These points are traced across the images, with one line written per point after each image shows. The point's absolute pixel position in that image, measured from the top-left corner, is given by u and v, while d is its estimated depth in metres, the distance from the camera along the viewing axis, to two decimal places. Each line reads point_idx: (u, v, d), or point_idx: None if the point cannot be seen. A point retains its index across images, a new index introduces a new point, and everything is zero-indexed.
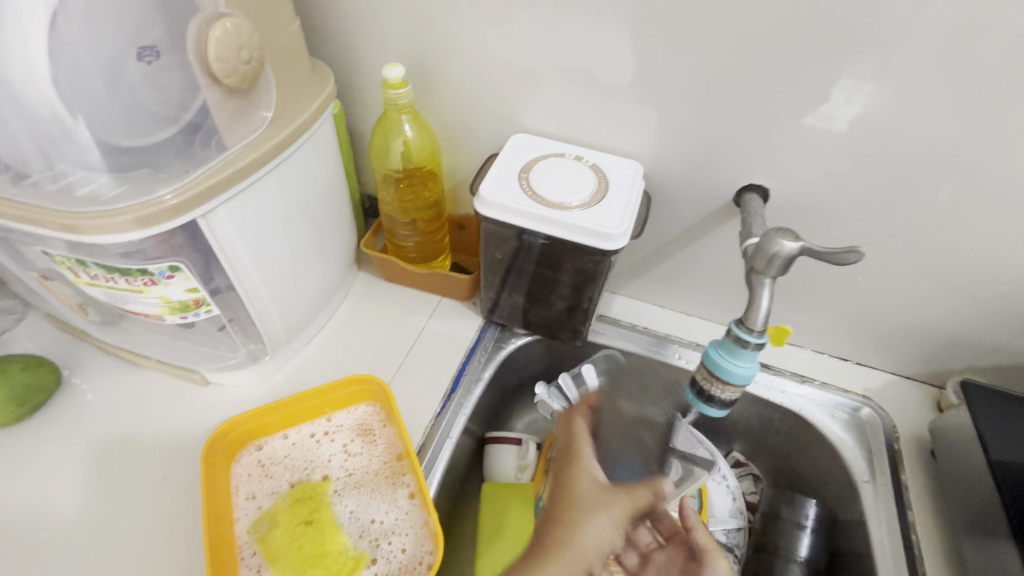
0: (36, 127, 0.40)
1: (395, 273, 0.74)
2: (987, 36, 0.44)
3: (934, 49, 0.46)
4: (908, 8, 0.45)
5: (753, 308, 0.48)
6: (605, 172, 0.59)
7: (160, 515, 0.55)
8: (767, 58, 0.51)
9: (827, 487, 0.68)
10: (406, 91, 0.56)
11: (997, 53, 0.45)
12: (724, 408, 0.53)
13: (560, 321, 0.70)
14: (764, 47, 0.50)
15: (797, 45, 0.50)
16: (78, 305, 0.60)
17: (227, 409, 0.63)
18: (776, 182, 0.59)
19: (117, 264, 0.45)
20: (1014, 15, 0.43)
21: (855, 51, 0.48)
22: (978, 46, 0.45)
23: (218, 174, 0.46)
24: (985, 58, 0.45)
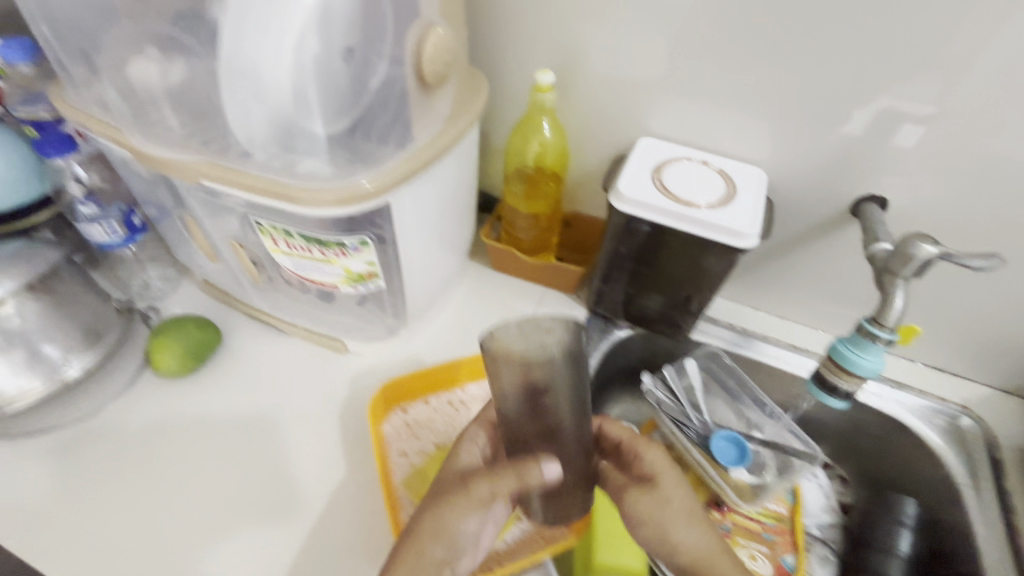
0: (273, 113, 0.46)
1: (508, 262, 0.80)
2: None
3: None
4: None
5: (886, 306, 0.51)
6: (729, 178, 0.63)
7: (318, 463, 0.62)
8: (910, 75, 0.54)
9: (924, 490, 0.69)
10: (552, 95, 0.62)
11: None
12: (845, 400, 0.56)
13: (662, 315, 0.75)
14: (909, 64, 0.53)
15: (943, 64, 0.52)
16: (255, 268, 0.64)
17: (364, 376, 0.70)
18: (896, 194, 0.62)
19: (321, 235, 0.52)
20: None
21: (1002, 72, 0.51)
22: None
23: (405, 164, 0.52)
24: None
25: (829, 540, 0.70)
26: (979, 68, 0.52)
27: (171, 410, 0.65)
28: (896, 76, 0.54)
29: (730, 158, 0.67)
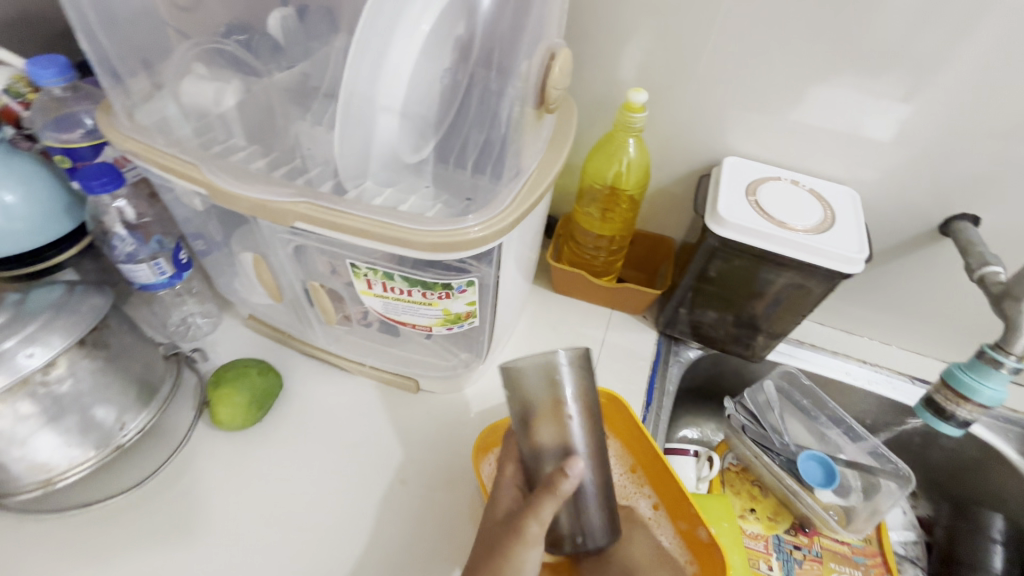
0: None
1: (573, 285, 0.76)
2: None
3: None
4: None
5: (1014, 333, 0.50)
6: (824, 198, 0.61)
7: (406, 518, 0.57)
8: (1021, 95, 0.53)
9: (1005, 504, 0.70)
10: (644, 114, 0.59)
11: None
12: (960, 427, 0.55)
13: (738, 336, 0.73)
14: (1022, 84, 0.52)
15: None
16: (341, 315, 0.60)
17: (440, 416, 0.65)
18: (991, 213, 0.61)
19: (427, 277, 0.46)
20: None
21: None
22: None
23: (517, 206, 0.46)
24: None
25: (916, 559, 0.69)
26: None
27: (234, 466, 0.59)
28: (1006, 96, 0.53)
29: (818, 177, 0.65)
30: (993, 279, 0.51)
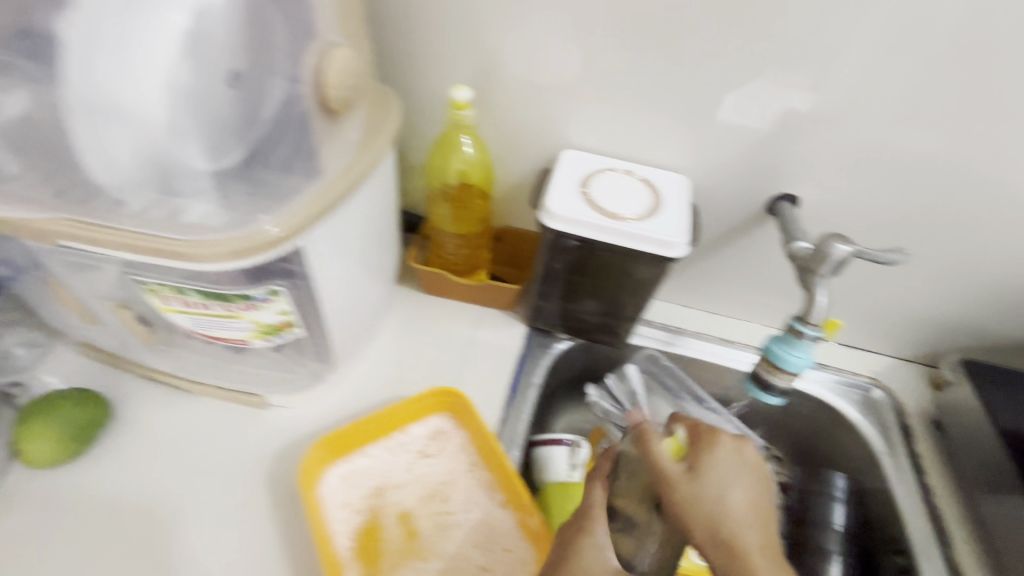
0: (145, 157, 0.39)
1: (438, 284, 0.75)
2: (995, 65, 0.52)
3: (953, 74, 0.53)
4: (934, 39, 0.51)
5: (811, 305, 0.53)
6: (654, 185, 0.63)
7: (245, 541, 0.54)
8: (808, 80, 0.56)
9: (849, 462, 0.75)
10: (470, 112, 0.59)
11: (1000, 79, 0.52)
12: (781, 397, 0.59)
13: (600, 325, 0.75)
14: (806, 70, 0.56)
15: (834, 70, 0.55)
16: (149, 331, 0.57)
17: (290, 431, 0.62)
18: (807, 191, 0.65)
19: (221, 290, 0.45)
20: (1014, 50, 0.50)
21: (886, 76, 0.55)
22: (987, 73, 0.52)
23: (316, 203, 0.46)
24: (991, 84, 0.53)
25: None
26: (865, 72, 0.55)
27: (55, 505, 0.55)
28: (795, 82, 0.57)
29: (653, 165, 0.67)
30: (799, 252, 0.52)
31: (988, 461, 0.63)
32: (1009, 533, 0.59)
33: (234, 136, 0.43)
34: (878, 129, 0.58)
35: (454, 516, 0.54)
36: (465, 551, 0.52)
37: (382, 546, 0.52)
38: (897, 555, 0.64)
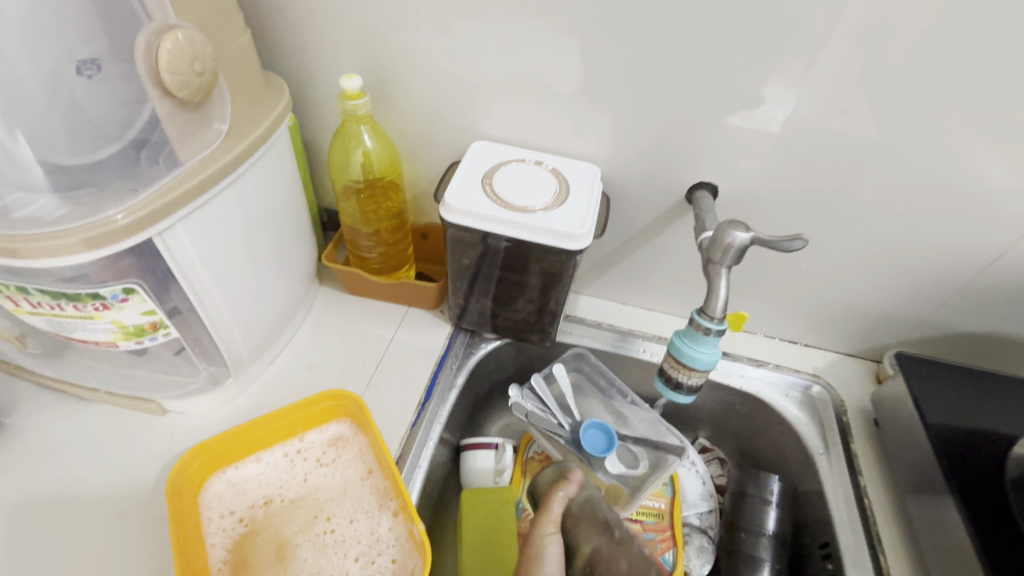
0: None
1: (358, 284, 0.73)
2: (887, 42, 0.50)
3: (847, 54, 0.52)
4: (821, 19, 0.50)
5: (713, 296, 0.51)
6: (563, 176, 0.61)
7: (118, 555, 0.52)
8: (704, 64, 0.55)
9: (787, 463, 0.71)
10: (364, 102, 0.57)
11: (894, 57, 0.51)
12: (691, 394, 0.56)
13: (528, 324, 0.71)
14: (700, 54, 0.55)
15: (728, 53, 0.54)
16: (16, 337, 0.56)
17: (185, 438, 0.60)
18: (724, 179, 0.63)
19: (64, 290, 0.44)
20: (903, 27, 0.49)
21: (780, 58, 0.53)
22: (880, 51, 0.51)
23: (171, 192, 0.45)
24: (886, 62, 0.51)
25: (708, 528, 0.69)
26: (758, 55, 0.54)
27: None
28: (691, 67, 0.56)
29: (567, 156, 0.65)
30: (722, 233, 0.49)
31: (921, 463, 0.60)
32: (935, 535, 0.56)
33: (104, 130, 0.44)
34: (784, 112, 0.57)
35: (338, 526, 0.53)
36: (345, 564, 0.51)
37: (259, 559, 0.51)
38: (826, 561, 0.61)
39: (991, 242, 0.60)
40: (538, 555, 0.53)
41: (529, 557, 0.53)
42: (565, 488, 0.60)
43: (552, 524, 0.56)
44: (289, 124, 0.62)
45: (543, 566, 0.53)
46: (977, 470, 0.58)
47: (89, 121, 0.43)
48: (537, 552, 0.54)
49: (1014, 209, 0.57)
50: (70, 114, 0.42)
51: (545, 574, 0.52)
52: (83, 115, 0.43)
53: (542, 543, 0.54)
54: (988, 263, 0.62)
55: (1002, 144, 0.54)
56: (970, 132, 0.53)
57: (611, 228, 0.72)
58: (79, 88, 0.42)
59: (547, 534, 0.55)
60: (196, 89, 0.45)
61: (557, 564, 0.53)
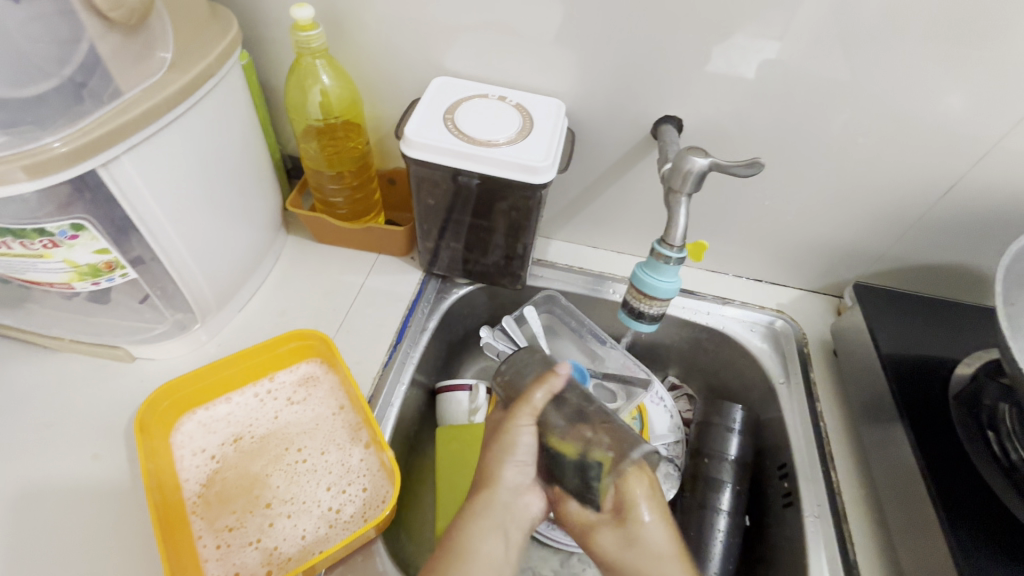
0: None
1: (325, 231, 0.72)
2: None
3: None
4: None
5: (672, 225, 0.53)
6: (527, 111, 0.60)
7: (93, 492, 0.52)
8: None
9: (751, 394, 0.74)
10: (317, 33, 0.56)
11: None
12: (654, 322, 0.59)
13: (497, 267, 0.71)
14: None
15: None
16: None
17: (154, 382, 0.60)
18: (690, 112, 0.62)
19: (8, 225, 0.43)
20: None
21: None
22: None
23: (111, 122, 0.44)
24: None
25: (675, 457, 0.71)
26: None
27: None
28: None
29: (532, 92, 0.64)
30: (695, 150, 0.51)
31: (875, 388, 0.63)
32: (882, 453, 0.60)
33: (41, 67, 0.41)
34: (750, 40, 0.55)
35: (310, 458, 0.55)
36: (316, 492, 0.53)
37: (232, 492, 0.52)
38: (783, 481, 0.64)
39: (948, 170, 0.61)
40: (510, 444, 0.48)
41: (501, 447, 0.48)
42: (555, 380, 0.51)
43: (531, 413, 0.49)
44: (241, 62, 0.60)
45: (514, 454, 0.47)
46: (925, 392, 0.61)
47: (27, 58, 0.40)
48: (507, 439, 0.48)
49: (972, 136, 0.58)
50: (6, 47, 0.39)
51: (517, 461, 0.48)
52: (18, 50, 0.40)
53: (517, 433, 0.48)
54: (944, 191, 0.63)
55: (962, 73, 0.54)
56: (932, 56, 0.53)
57: (579, 169, 0.71)
58: (13, 21, 0.39)
59: (524, 424, 0.49)
60: (131, 11, 0.43)
61: (529, 454, 0.48)
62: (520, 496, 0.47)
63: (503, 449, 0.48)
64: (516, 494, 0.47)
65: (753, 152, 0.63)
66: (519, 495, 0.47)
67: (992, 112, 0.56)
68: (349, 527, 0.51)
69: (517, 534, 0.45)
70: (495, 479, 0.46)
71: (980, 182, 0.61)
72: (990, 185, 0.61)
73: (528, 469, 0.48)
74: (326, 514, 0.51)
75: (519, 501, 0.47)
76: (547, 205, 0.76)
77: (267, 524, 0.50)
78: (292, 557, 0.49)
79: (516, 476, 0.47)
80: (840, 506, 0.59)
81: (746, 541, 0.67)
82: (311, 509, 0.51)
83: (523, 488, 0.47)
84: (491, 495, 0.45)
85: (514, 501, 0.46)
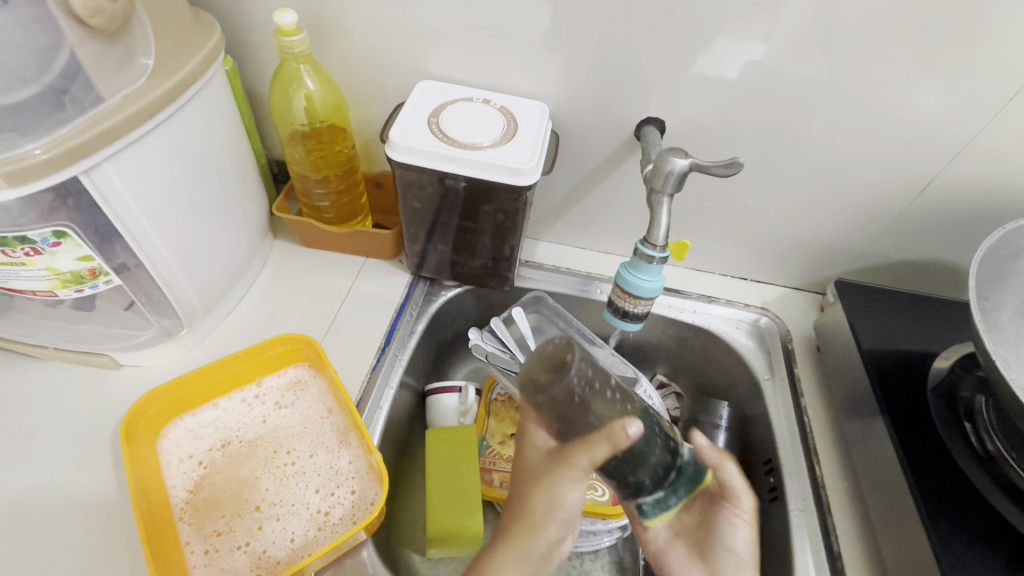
0: None
1: (312, 235, 0.72)
2: None
3: None
4: None
5: (655, 225, 0.54)
6: (511, 114, 0.61)
7: (79, 501, 0.52)
8: None
9: (736, 390, 0.75)
10: (301, 38, 0.56)
11: None
12: (639, 321, 0.60)
13: (485, 269, 0.71)
14: None
15: None
16: None
17: (140, 389, 0.60)
18: (672, 114, 0.63)
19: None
20: None
21: None
22: None
23: (94, 128, 0.44)
24: None
25: None
26: None
27: None
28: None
29: (516, 95, 0.64)
30: (676, 150, 0.52)
31: (857, 382, 0.64)
32: (864, 446, 0.61)
33: (23, 74, 0.41)
34: (727, 43, 0.56)
35: (298, 461, 0.55)
36: (305, 496, 0.53)
37: (220, 498, 0.52)
38: (769, 476, 0.65)
39: (924, 168, 0.63)
40: (558, 500, 0.42)
41: (542, 502, 0.42)
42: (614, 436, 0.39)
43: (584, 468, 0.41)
44: (225, 67, 0.60)
45: (561, 510, 0.42)
46: (904, 385, 0.62)
47: (10, 66, 0.40)
48: (554, 495, 0.42)
49: (946, 134, 0.59)
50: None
51: (561, 520, 0.43)
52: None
53: (564, 491, 0.42)
54: (920, 188, 0.65)
55: (933, 74, 0.55)
56: (904, 57, 0.54)
57: (564, 170, 0.72)
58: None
59: (574, 482, 0.42)
60: (111, 17, 0.43)
61: (579, 510, 0.43)
62: (553, 546, 0.44)
63: (546, 505, 0.42)
64: (554, 544, 0.44)
65: (734, 153, 0.64)
66: (553, 545, 0.44)
67: (962, 112, 0.57)
68: (339, 529, 0.51)
69: (546, 570, 0.44)
70: (534, 527, 0.42)
71: (954, 180, 0.63)
72: (965, 182, 0.63)
73: (569, 522, 0.44)
74: (315, 517, 0.51)
75: (554, 549, 0.44)
76: (533, 207, 0.77)
77: (256, 529, 0.50)
78: (281, 561, 0.49)
79: (556, 531, 0.43)
80: (824, 500, 0.60)
81: None
82: (300, 513, 0.51)
83: (562, 535, 0.44)
84: (528, 544, 0.42)
85: (550, 550, 0.44)
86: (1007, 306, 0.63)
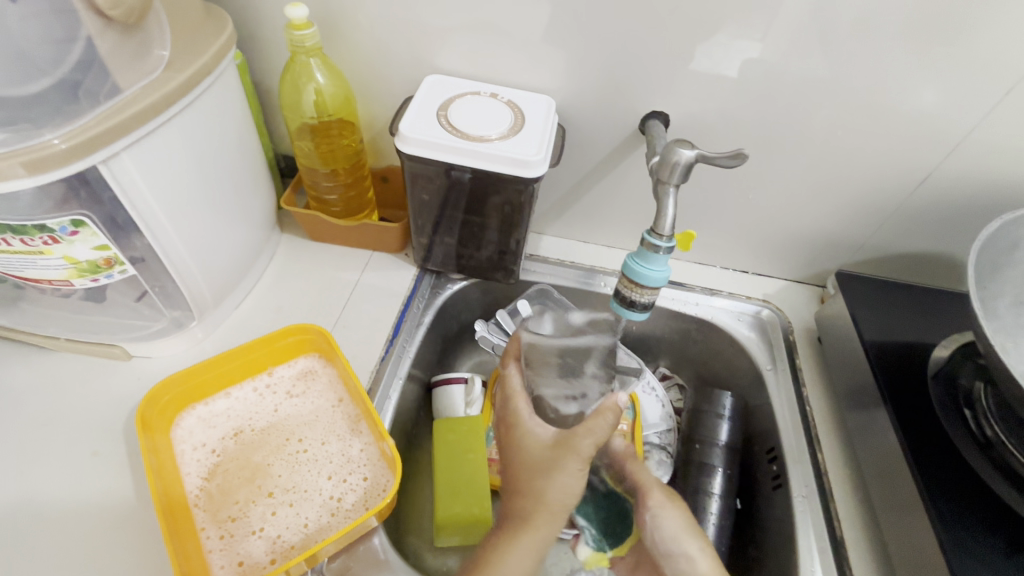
0: None
1: (320, 229, 0.73)
2: None
3: None
4: None
5: (661, 215, 0.55)
6: (518, 108, 0.62)
7: (94, 489, 0.53)
8: None
9: (738, 381, 0.76)
10: (312, 31, 0.57)
11: None
12: (645, 311, 0.60)
13: (490, 262, 0.72)
14: None
15: None
16: None
17: (151, 380, 0.61)
18: (676, 108, 0.64)
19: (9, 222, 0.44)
20: None
21: None
22: None
23: (112, 118, 0.45)
24: None
25: (667, 446, 0.72)
26: None
27: None
28: None
29: (522, 90, 0.65)
30: (683, 140, 0.53)
31: (860, 372, 0.65)
32: (866, 434, 0.62)
33: (39, 64, 0.42)
34: (731, 37, 0.57)
35: (311, 449, 0.55)
36: (318, 483, 0.53)
37: (234, 486, 0.53)
38: (772, 464, 0.66)
39: (923, 161, 0.64)
40: (328, 451, 0.55)
41: (299, 455, 0.55)
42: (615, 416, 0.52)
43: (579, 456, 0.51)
44: (236, 61, 0.61)
45: (315, 457, 0.55)
46: (905, 374, 0.63)
47: (28, 55, 0.41)
48: (332, 445, 0.56)
49: (945, 128, 0.60)
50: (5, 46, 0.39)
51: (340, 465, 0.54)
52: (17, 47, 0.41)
53: (326, 442, 0.56)
54: (919, 181, 0.66)
55: (933, 69, 0.56)
56: (904, 51, 0.56)
57: (570, 164, 0.73)
58: (13, 19, 0.40)
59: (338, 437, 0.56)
60: (130, 10, 0.44)
61: (322, 463, 0.54)
62: (301, 499, 0.52)
63: (317, 454, 0.55)
64: (288, 494, 0.52)
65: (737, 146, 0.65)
66: (305, 498, 0.52)
67: (961, 105, 0.58)
68: (352, 515, 0.51)
69: (340, 517, 0.51)
70: (300, 469, 0.54)
71: (952, 173, 0.64)
72: (962, 176, 0.64)
73: (290, 481, 0.53)
74: (328, 503, 0.52)
75: (309, 496, 0.52)
76: (538, 201, 0.78)
77: (270, 514, 0.51)
78: (295, 546, 0.49)
79: (313, 477, 0.54)
80: (827, 486, 0.61)
81: (738, 525, 0.68)
82: (313, 499, 0.52)
83: (321, 479, 0.54)
84: (238, 489, 0.52)
85: (291, 497, 0.52)
86: (1005, 296, 0.65)
